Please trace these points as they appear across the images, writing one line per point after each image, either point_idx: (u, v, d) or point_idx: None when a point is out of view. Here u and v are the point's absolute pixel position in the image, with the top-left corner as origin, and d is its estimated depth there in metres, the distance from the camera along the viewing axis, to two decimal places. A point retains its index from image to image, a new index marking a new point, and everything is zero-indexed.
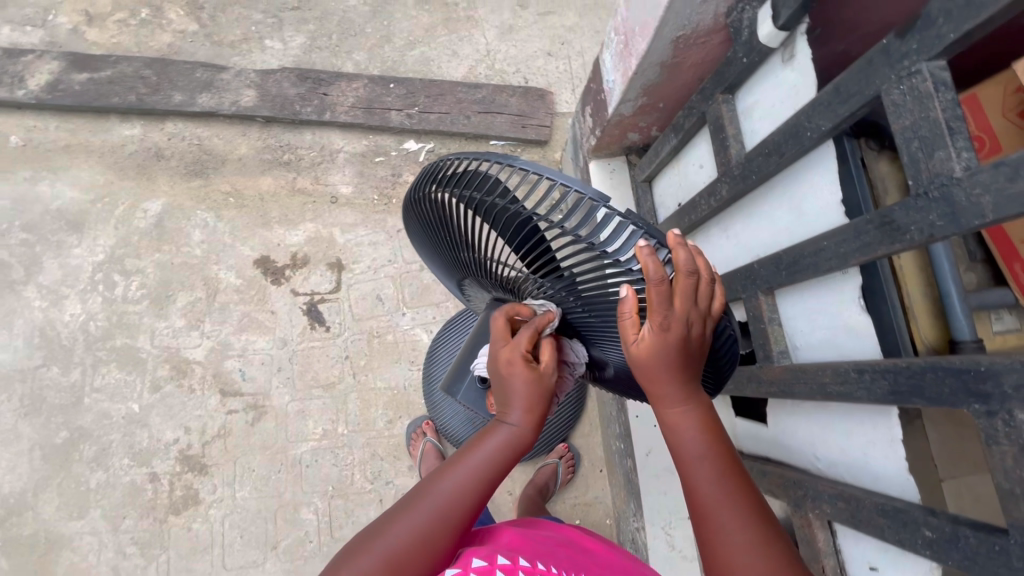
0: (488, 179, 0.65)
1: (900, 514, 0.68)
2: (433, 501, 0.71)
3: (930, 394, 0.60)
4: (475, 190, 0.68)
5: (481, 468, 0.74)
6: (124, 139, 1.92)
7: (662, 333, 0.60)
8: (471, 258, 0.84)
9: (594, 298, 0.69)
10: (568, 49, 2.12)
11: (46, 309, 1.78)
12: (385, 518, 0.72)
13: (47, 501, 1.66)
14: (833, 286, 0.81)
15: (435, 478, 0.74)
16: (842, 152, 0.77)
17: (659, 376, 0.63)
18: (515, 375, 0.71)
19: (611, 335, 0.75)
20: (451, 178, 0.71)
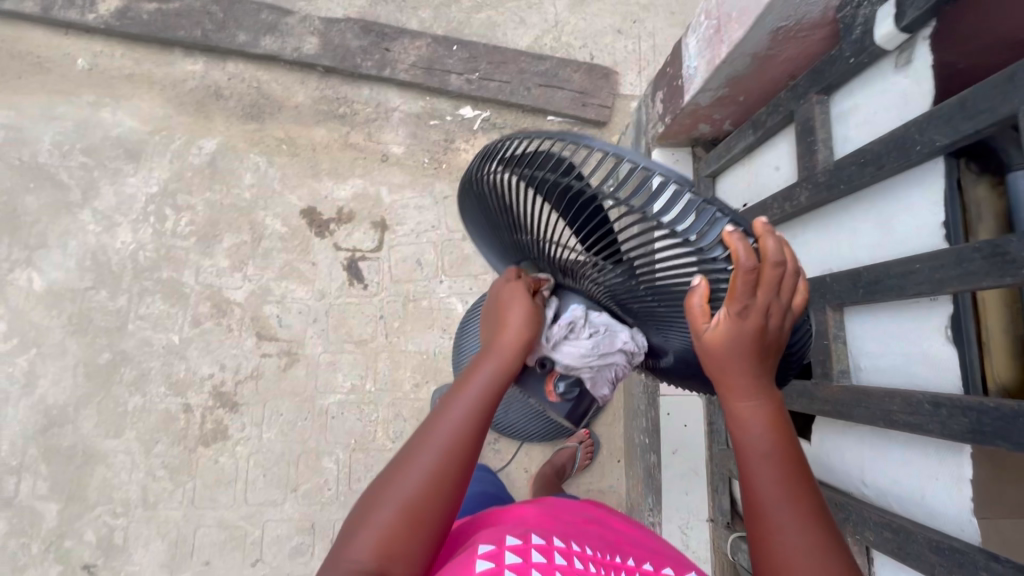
0: (559, 160, 0.63)
1: (957, 554, 0.66)
2: (432, 445, 0.68)
3: (1018, 439, 0.57)
4: (545, 170, 0.65)
5: (475, 408, 0.71)
6: (185, 73, 1.92)
7: (739, 323, 0.56)
8: (527, 240, 0.82)
9: (663, 288, 0.66)
10: (639, 28, 2.03)
11: (99, 233, 1.83)
12: (383, 478, 0.68)
13: (87, 417, 1.73)
14: (916, 310, 0.77)
15: (429, 427, 0.70)
16: (950, 178, 0.72)
17: (727, 363, 0.59)
18: (515, 301, 0.76)
19: (675, 327, 0.72)
20: (517, 158, 0.68)
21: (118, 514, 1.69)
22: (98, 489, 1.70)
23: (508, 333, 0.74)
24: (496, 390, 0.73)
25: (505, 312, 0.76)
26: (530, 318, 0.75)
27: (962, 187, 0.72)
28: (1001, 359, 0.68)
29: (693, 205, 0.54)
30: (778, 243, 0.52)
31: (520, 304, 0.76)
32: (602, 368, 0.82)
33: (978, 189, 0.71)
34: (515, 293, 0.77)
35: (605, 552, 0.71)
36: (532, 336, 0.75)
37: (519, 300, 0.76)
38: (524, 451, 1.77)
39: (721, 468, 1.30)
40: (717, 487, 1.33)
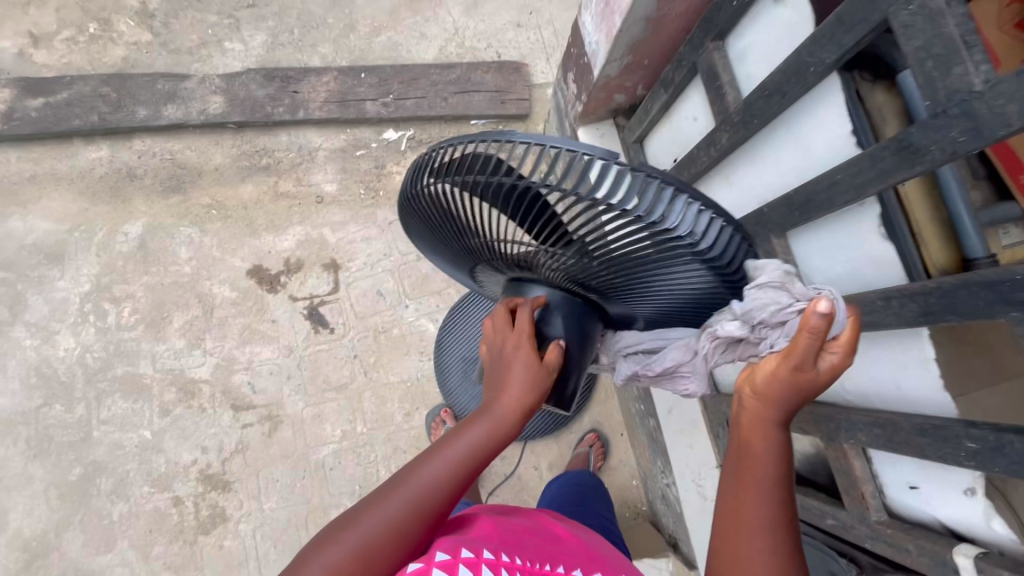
0: (487, 159, 0.64)
1: (940, 430, 0.69)
2: (406, 495, 0.69)
3: (965, 310, 0.61)
4: (471, 172, 0.67)
5: (456, 467, 0.73)
6: (92, 162, 1.84)
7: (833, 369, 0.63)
8: (475, 244, 0.83)
9: (615, 259, 0.69)
10: (537, 18, 2.08)
11: (39, 346, 1.73)
12: (347, 512, 0.69)
13: (72, 539, 1.63)
14: (848, 217, 0.81)
15: (406, 475, 0.71)
16: (850, 89, 0.77)
17: (786, 387, 0.64)
18: (520, 360, 0.77)
19: (636, 291, 0.76)
20: (450, 167, 0.69)
21: None
22: None
23: (508, 396, 0.76)
24: (475, 454, 0.74)
25: (509, 365, 0.78)
26: (532, 391, 0.77)
27: (861, 97, 0.77)
28: (935, 246, 0.73)
29: (623, 176, 0.57)
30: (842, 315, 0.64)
31: (525, 364, 0.77)
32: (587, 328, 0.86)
33: (875, 95, 0.76)
34: (522, 351, 0.78)
35: (534, 563, 0.72)
36: (530, 401, 0.77)
37: (525, 356, 0.77)
38: (529, 450, 1.77)
39: (717, 413, 1.32)
40: (718, 434, 1.32)
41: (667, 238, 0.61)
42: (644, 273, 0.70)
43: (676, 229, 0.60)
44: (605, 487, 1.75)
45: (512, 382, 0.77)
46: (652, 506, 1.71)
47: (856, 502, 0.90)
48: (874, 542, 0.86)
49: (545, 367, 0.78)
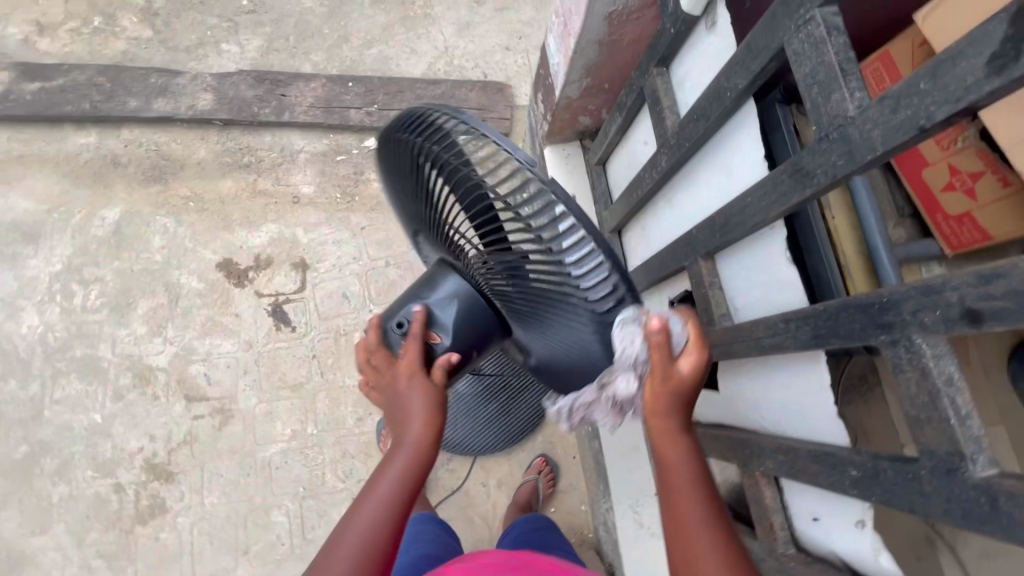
0: (445, 134, 0.67)
1: (830, 458, 0.69)
2: (352, 541, 0.75)
3: (845, 332, 0.61)
4: (429, 141, 0.70)
5: (388, 505, 0.78)
6: (79, 147, 1.89)
7: (696, 371, 0.69)
8: (427, 217, 0.84)
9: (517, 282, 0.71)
10: (526, 43, 2.14)
11: (2, 322, 1.74)
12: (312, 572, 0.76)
13: (8, 518, 1.62)
14: (762, 241, 0.82)
15: (348, 524, 0.78)
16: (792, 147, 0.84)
17: (668, 398, 0.69)
18: (414, 392, 0.79)
19: (530, 325, 0.76)
20: (428, 129, 0.70)
21: None
22: None
23: (411, 428, 0.79)
24: (403, 485, 0.79)
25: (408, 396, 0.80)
26: (437, 410, 0.80)
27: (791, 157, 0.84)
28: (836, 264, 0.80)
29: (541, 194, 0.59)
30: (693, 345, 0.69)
31: (419, 393, 0.79)
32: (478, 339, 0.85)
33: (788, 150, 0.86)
34: (412, 381, 0.79)
35: None
36: (437, 421, 0.80)
37: (420, 385, 0.79)
38: (478, 465, 1.75)
39: None
40: None
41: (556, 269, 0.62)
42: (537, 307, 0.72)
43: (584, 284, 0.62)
44: (553, 510, 1.71)
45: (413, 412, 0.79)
46: (598, 533, 1.68)
47: (767, 534, 0.88)
48: None
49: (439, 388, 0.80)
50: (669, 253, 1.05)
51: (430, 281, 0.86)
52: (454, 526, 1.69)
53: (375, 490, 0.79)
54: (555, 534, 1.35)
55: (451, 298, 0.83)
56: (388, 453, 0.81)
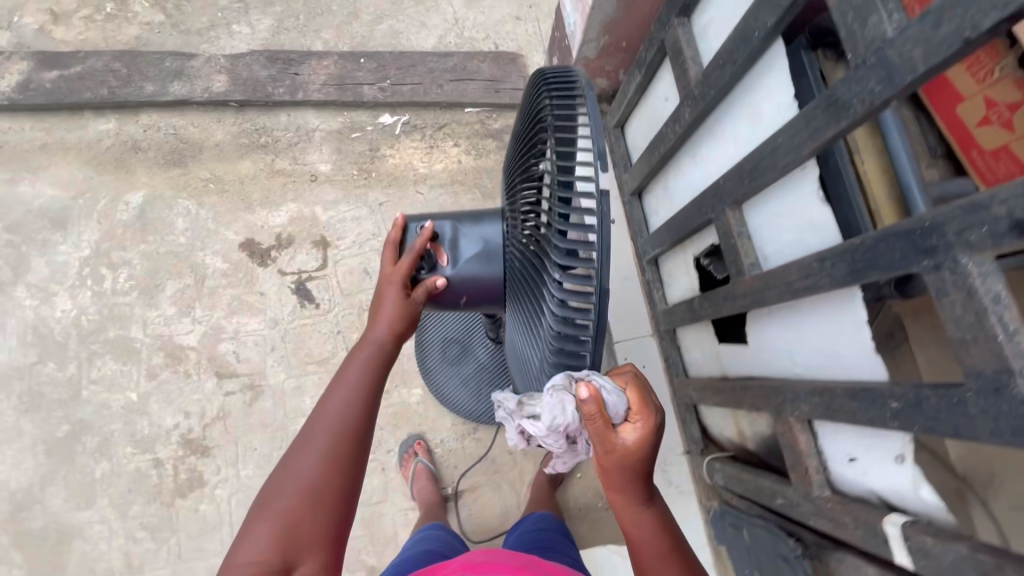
0: (570, 110, 0.75)
1: (868, 392, 0.69)
2: (325, 434, 0.77)
3: (885, 263, 0.61)
4: (552, 104, 0.77)
5: (357, 399, 0.80)
6: (100, 133, 1.92)
7: (641, 441, 0.67)
8: (513, 168, 0.92)
9: (527, 264, 0.79)
10: (536, 12, 2.12)
11: (37, 307, 1.79)
12: (278, 471, 0.76)
13: (55, 493, 1.68)
14: (794, 184, 0.82)
15: (316, 421, 0.79)
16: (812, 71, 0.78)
17: (617, 473, 0.70)
18: (391, 292, 0.86)
19: (520, 300, 0.84)
20: (562, 89, 0.77)
21: None
22: (79, 565, 1.65)
23: (382, 322, 0.85)
24: (372, 381, 0.83)
25: (382, 301, 0.87)
26: (406, 316, 0.87)
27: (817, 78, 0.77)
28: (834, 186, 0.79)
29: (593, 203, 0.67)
30: (642, 405, 0.67)
31: (396, 294, 0.86)
32: (472, 288, 0.92)
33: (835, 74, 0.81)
34: (395, 285, 0.87)
35: None
36: (405, 324, 0.87)
37: (391, 291, 0.87)
38: (504, 434, 1.78)
39: (683, 397, 1.32)
40: (685, 418, 1.34)
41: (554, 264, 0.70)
42: (528, 289, 0.80)
43: (557, 292, 0.70)
44: (579, 476, 1.73)
45: (383, 313, 0.86)
46: None
47: (802, 478, 0.89)
48: (816, 518, 0.85)
49: (416, 300, 0.88)
50: (695, 206, 1.05)
51: (477, 214, 0.92)
52: (482, 493, 1.73)
53: (341, 387, 0.81)
54: (562, 538, 1.22)
55: (481, 240, 0.90)
56: (352, 354, 0.85)
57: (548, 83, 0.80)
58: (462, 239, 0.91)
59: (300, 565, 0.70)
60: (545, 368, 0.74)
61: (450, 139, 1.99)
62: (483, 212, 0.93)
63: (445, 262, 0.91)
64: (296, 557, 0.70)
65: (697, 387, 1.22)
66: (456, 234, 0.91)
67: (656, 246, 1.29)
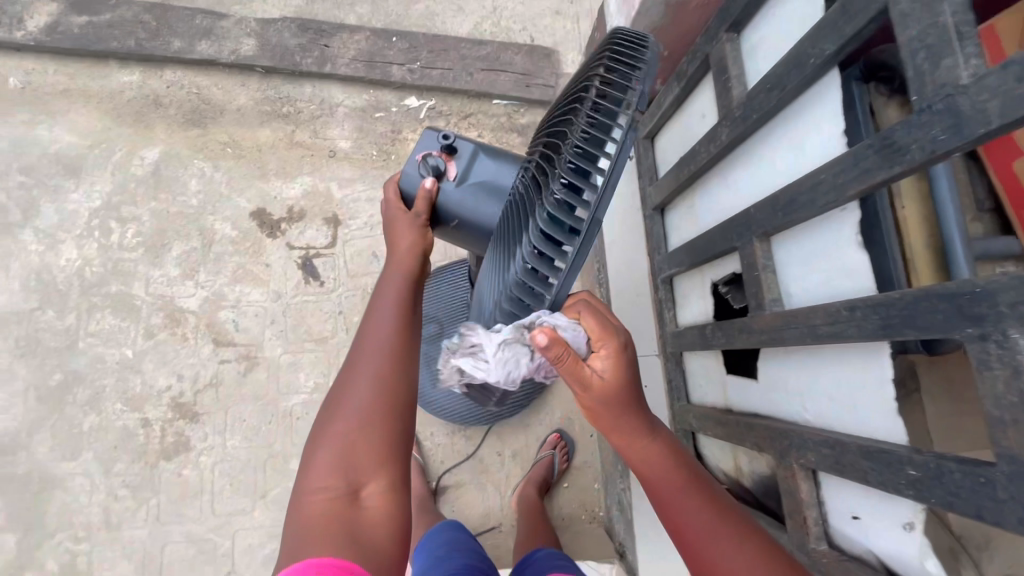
0: (626, 89, 0.72)
1: (884, 455, 0.65)
2: (372, 356, 0.73)
3: (922, 324, 0.57)
4: (611, 79, 0.74)
5: (396, 311, 0.76)
6: (122, 85, 1.90)
7: (613, 365, 0.67)
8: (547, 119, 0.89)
9: (519, 215, 0.78)
10: (577, 9, 2.05)
11: (43, 253, 1.78)
12: (332, 395, 0.73)
13: (41, 441, 1.68)
14: (831, 224, 0.77)
15: (360, 343, 0.75)
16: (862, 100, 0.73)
17: (608, 404, 0.69)
18: (398, 216, 0.89)
19: (498, 250, 0.84)
20: (627, 61, 0.75)
21: (81, 538, 1.64)
22: (58, 515, 1.65)
23: (401, 243, 0.85)
24: (407, 294, 0.79)
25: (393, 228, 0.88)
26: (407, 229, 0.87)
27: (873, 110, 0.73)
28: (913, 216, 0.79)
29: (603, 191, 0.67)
30: (606, 330, 0.67)
31: (401, 218, 0.89)
32: (469, 216, 0.95)
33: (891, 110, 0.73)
34: (396, 213, 0.90)
35: None
36: (423, 237, 0.87)
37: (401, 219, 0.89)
38: (495, 434, 1.76)
39: (683, 423, 1.28)
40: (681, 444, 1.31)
41: (541, 227, 0.70)
42: (508, 240, 0.79)
43: (528, 255, 0.70)
44: (566, 486, 1.71)
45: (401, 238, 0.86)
46: (609, 512, 1.67)
47: (798, 527, 0.86)
48: None
49: (421, 214, 0.90)
50: (720, 232, 1.01)
51: (496, 152, 0.98)
52: (467, 490, 1.71)
53: (379, 307, 0.77)
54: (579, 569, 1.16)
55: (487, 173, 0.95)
56: (383, 274, 0.82)
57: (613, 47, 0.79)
58: (476, 165, 0.95)
59: (367, 489, 0.69)
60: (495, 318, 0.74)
61: (473, 129, 1.95)
62: (502, 151, 0.98)
63: (450, 177, 0.94)
64: (360, 480, 0.69)
65: (697, 416, 1.19)
66: (474, 156, 0.95)
67: (673, 266, 1.25)
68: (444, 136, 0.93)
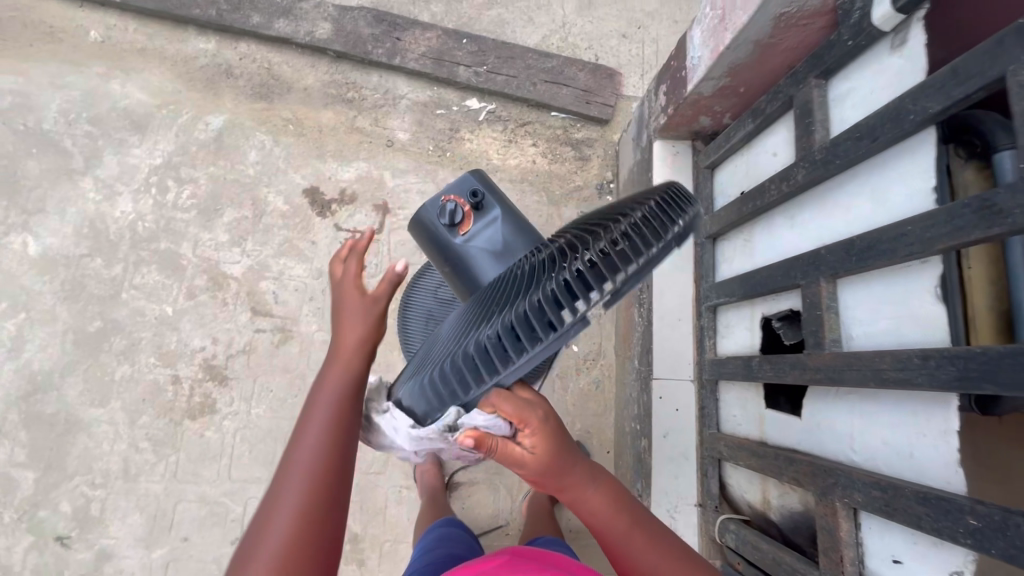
0: (665, 218, 0.65)
1: (942, 502, 0.67)
2: (301, 472, 0.68)
3: (1004, 380, 0.59)
4: (656, 203, 0.68)
5: (330, 421, 0.71)
6: (197, 51, 1.95)
7: (535, 442, 0.71)
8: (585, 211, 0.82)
9: (508, 286, 0.70)
10: (644, 34, 2.10)
11: (99, 202, 1.83)
12: (256, 526, 0.66)
13: (72, 384, 1.72)
14: (905, 274, 0.80)
15: (291, 458, 0.70)
16: (941, 160, 0.76)
17: (546, 473, 0.74)
18: (350, 301, 0.78)
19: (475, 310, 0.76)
20: (676, 204, 0.69)
21: (98, 485, 1.67)
22: (79, 458, 1.68)
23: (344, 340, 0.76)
24: (345, 393, 0.74)
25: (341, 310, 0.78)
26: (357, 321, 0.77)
27: (951, 171, 0.76)
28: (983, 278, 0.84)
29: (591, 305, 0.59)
30: (533, 404, 0.69)
31: (355, 301, 0.78)
32: (465, 269, 0.89)
33: (966, 172, 0.77)
34: (348, 295, 0.79)
35: None
36: (373, 329, 0.78)
37: (353, 302, 0.78)
38: None
39: (711, 450, 1.30)
40: (706, 471, 1.33)
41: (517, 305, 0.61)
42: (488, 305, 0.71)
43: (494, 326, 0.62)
44: None
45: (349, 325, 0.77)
46: None
47: (832, 564, 0.87)
48: None
49: (380, 302, 0.80)
50: (781, 269, 1.03)
51: (523, 224, 0.90)
52: (479, 490, 1.73)
53: (313, 417, 0.72)
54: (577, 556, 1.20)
55: (503, 241, 0.88)
56: (323, 371, 0.75)
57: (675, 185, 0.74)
58: (491, 227, 0.89)
59: None
60: (439, 369, 0.68)
61: (529, 137, 1.99)
62: (527, 226, 0.90)
63: (462, 230, 0.90)
64: None
65: (729, 445, 1.21)
66: (494, 220, 0.90)
67: (722, 296, 1.28)
68: (475, 192, 0.91)
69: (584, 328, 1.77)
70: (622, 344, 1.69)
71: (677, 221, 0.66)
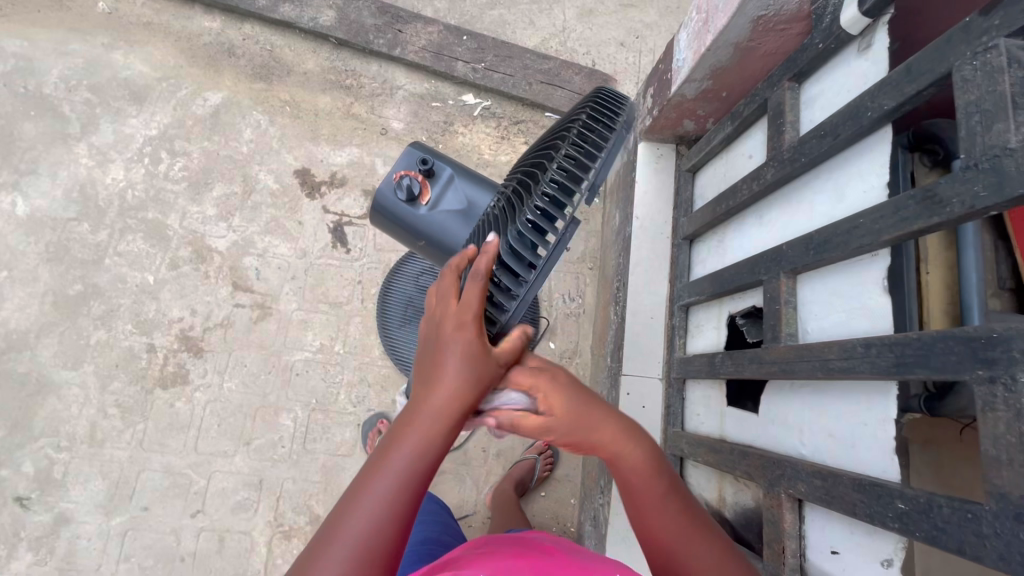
0: (599, 142, 0.81)
1: (875, 488, 0.68)
2: (384, 491, 0.63)
3: (935, 364, 0.61)
4: (588, 131, 0.83)
5: (421, 457, 0.64)
6: (202, 29, 1.99)
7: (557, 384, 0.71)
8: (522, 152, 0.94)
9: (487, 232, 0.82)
10: (642, 44, 2.14)
11: (91, 167, 1.85)
12: (333, 517, 0.63)
13: (47, 345, 1.72)
14: (858, 268, 0.81)
15: (379, 468, 0.64)
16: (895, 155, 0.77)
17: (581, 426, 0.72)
18: (465, 332, 0.66)
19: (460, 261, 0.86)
20: (605, 125, 0.83)
21: (62, 448, 1.66)
22: (46, 420, 1.67)
23: (452, 368, 0.65)
24: (446, 426, 0.65)
25: (441, 356, 0.66)
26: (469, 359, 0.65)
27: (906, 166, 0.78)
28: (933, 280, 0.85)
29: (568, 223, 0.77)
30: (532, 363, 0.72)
31: (472, 336, 0.66)
32: (437, 236, 0.93)
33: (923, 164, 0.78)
34: (466, 325, 0.66)
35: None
36: (485, 374, 0.65)
37: (469, 343, 0.65)
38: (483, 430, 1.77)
39: (674, 448, 1.30)
40: None
41: (514, 243, 0.75)
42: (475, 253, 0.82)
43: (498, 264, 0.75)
44: (542, 494, 1.72)
45: (445, 380, 0.64)
46: (580, 529, 1.67)
47: (775, 557, 0.87)
48: None
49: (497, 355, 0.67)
50: (747, 265, 1.04)
51: (480, 180, 0.95)
52: (446, 480, 1.72)
53: (411, 435, 0.65)
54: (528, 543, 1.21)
55: (466, 200, 0.93)
56: (424, 387, 0.66)
57: (591, 108, 0.87)
58: (450, 190, 0.93)
59: None
60: None
61: (522, 136, 2.02)
62: (483, 179, 0.95)
63: (424, 201, 0.92)
64: None
65: (690, 442, 1.21)
66: (450, 182, 0.94)
67: (694, 295, 1.29)
68: (423, 160, 0.92)
69: (561, 325, 1.78)
70: (597, 343, 1.70)
71: (604, 142, 0.81)
